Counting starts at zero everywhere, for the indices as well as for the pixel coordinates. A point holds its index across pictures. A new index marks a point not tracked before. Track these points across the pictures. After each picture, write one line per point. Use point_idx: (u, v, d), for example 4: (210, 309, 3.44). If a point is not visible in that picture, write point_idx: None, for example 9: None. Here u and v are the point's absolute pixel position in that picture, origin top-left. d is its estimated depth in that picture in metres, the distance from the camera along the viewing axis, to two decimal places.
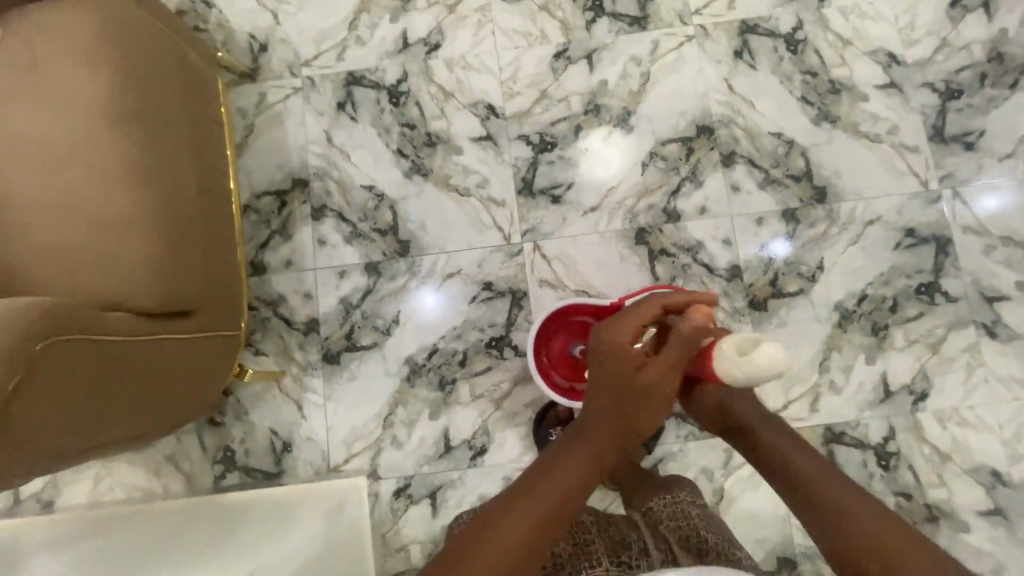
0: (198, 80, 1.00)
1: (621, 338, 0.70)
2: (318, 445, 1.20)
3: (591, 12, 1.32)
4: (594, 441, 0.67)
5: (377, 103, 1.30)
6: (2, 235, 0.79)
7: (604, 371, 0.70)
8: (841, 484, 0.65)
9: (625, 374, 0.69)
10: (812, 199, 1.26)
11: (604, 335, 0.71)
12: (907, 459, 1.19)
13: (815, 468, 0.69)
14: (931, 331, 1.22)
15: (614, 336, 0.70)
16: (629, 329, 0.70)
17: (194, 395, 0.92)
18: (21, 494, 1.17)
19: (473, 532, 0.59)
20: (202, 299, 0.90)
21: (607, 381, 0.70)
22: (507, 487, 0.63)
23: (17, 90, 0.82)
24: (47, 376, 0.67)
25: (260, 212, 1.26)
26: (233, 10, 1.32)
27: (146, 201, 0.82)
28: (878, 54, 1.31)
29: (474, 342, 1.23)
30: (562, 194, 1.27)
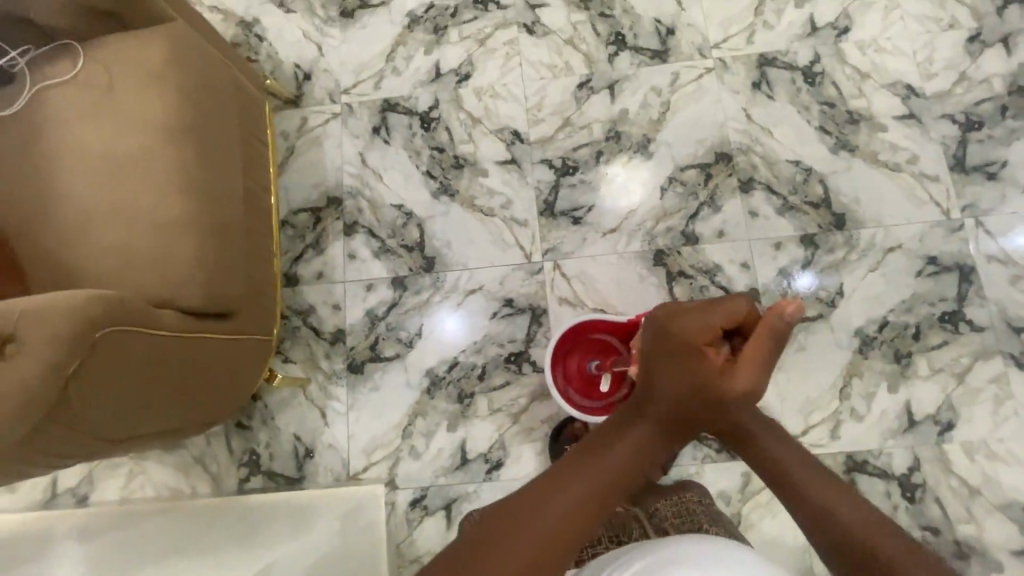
0: (250, 104, 1.09)
1: (704, 330, 0.66)
2: (339, 452, 1.23)
3: (614, 46, 1.39)
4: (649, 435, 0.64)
5: (409, 128, 1.38)
6: (71, 236, 0.87)
7: (678, 367, 0.66)
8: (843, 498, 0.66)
9: (706, 368, 0.66)
10: (831, 225, 1.27)
11: (678, 334, 0.66)
12: (934, 492, 1.15)
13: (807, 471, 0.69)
14: (956, 360, 1.20)
15: (688, 336, 0.66)
16: (706, 331, 0.66)
17: (226, 393, 0.98)
18: (57, 488, 1.22)
19: (500, 517, 0.57)
20: (242, 303, 0.97)
21: (678, 376, 0.66)
22: (541, 474, 0.61)
23: (93, 107, 0.91)
24: (99, 364, 0.72)
25: (297, 226, 1.34)
26: (282, 43, 1.44)
27: (197, 210, 0.89)
28: (896, 86, 1.33)
29: (493, 357, 1.26)
30: (583, 216, 1.31)
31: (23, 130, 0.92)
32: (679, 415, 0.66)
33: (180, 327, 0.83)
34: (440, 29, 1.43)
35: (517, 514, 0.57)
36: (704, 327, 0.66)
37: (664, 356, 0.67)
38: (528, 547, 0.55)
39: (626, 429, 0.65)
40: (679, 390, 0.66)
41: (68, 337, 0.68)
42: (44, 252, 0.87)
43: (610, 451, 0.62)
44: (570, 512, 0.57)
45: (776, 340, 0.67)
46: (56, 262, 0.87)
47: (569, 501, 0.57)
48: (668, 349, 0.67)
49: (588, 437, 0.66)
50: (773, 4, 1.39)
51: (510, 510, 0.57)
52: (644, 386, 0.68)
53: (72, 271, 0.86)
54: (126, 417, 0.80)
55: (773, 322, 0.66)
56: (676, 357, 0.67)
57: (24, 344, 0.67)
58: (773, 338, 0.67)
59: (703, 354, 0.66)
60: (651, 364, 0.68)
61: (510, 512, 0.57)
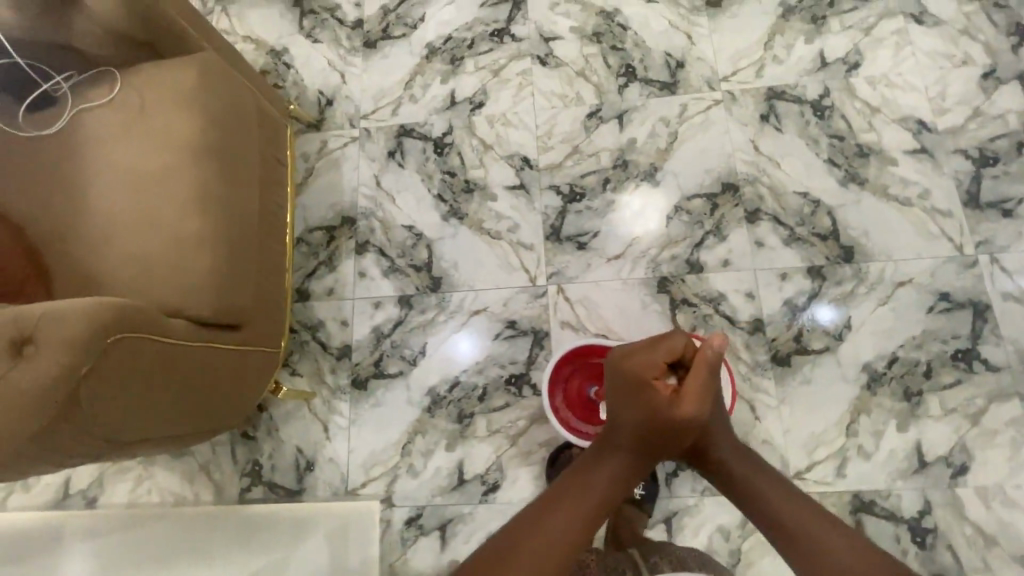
0: (271, 126, 1.15)
1: (649, 367, 0.81)
2: (339, 467, 1.25)
3: (624, 78, 1.43)
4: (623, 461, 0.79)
5: (423, 153, 1.43)
6: (96, 246, 0.93)
7: (635, 401, 0.80)
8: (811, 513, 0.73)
9: (657, 402, 0.79)
10: (839, 257, 1.26)
11: (630, 372, 0.81)
12: (946, 538, 1.11)
13: (778, 493, 0.76)
14: (970, 401, 1.16)
15: (638, 371, 0.80)
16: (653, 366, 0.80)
17: (232, 402, 1.01)
18: (69, 489, 1.26)
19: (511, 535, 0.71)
20: (252, 314, 1.01)
21: (636, 407, 0.80)
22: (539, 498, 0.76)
23: (125, 128, 0.98)
24: (110, 369, 0.76)
25: (311, 244, 1.39)
26: (308, 70, 1.52)
27: (214, 226, 0.94)
28: (908, 121, 1.33)
29: (494, 378, 1.27)
30: (588, 241, 1.33)
31: (58, 147, 0.98)
32: (643, 444, 0.80)
33: (188, 337, 0.87)
34: (457, 60, 1.49)
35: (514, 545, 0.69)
36: (650, 363, 0.81)
37: (622, 393, 0.82)
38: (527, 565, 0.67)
39: (603, 461, 0.79)
40: (640, 422, 0.79)
41: (81, 342, 0.72)
42: (71, 260, 0.93)
43: (590, 481, 0.77)
44: (560, 537, 0.70)
45: (711, 367, 0.79)
46: (81, 269, 0.92)
47: (558, 527, 0.71)
48: (626, 387, 0.81)
49: (575, 465, 0.81)
50: (783, 40, 1.41)
51: (508, 541, 0.70)
52: (612, 423, 0.83)
53: (95, 279, 0.91)
54: (132, 421, 0.83)
55: (708, 354, 0.78)
56: (630, 393, 0.81)
57: (40, 346, 0.71)
58: (711, 367, 0.78)
59: (652, 385, 0.80)
60: (614, 402, 0.84)
61: (509, 545, 0.70)
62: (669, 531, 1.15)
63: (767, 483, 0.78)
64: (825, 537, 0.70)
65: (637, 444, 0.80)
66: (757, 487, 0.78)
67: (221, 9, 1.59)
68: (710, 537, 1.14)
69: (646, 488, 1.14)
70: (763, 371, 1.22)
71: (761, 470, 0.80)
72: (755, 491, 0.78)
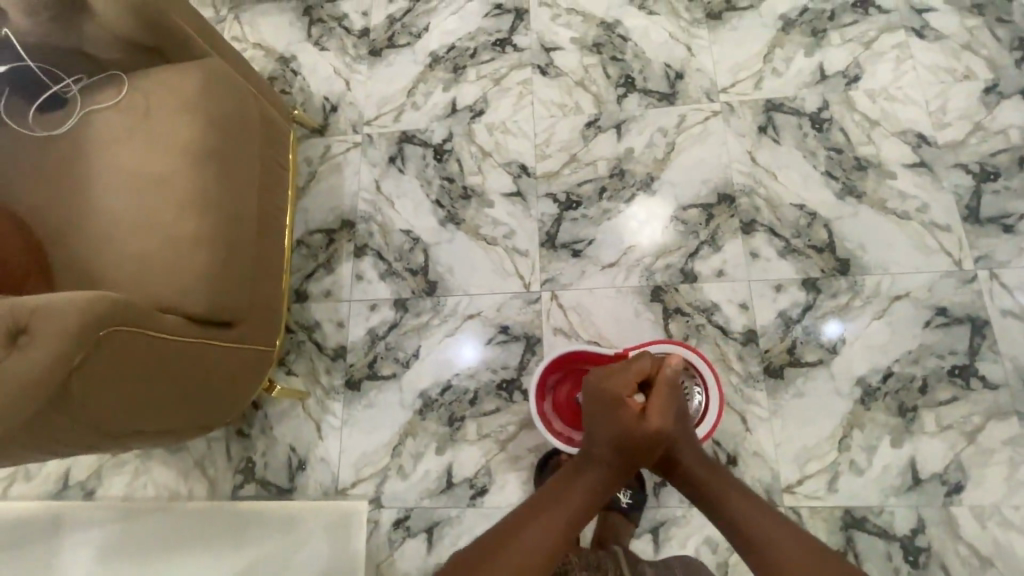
0: (273, 131, 1.19)
1: (621, 386, 0.85)
2: (330, 466, 1.26)
3: (623, 88, 1.44)
4: (598, 474, 0.82)
5: (423, 159, 1.45)
6: (99, 242, 0.96)
7: (608, 417, 0.84)
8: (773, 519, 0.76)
9: (627, 418, 0.83)
10: (835, 270, 1.25)
11: (604, 390, 0.85)
12: (940, 557, 1.08)
13: (741, 501, 0.80)
14: (967, 418, 1.14)
15: (610, 390, 0.85)
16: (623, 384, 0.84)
17: (225, 398, 1.04)
18: (68, 481, 1.28)
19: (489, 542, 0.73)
20: (247, 313, 1.04)
21: (609, 424, 0.83)
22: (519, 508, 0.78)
23: (131, 130, 1.01)
24: (101, 362, 0.79)
25: (311, 246, 1.42)
26: (314, 77, 1.56)
27: (212, 226, 0.97)
28: (907, 134, 1.33)
29: (485, 382, 1.28)
30: (583, 249, 1.34)
31: (67, 146, 1.02)
32: (618, 458, 0.83)
33: (182, 332, 0.89)
34: (459, 68, 1.52)
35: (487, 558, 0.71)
36: (623, 383, 0.85)
37: (596, 412, 0.86)
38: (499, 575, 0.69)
39: (580, 474, 0.82)
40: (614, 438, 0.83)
41: (75, 332, 0.74)
42: (73, 256, 0.96)
43: (565, 495, 0.79)
44: (533, 549, 0.72)
45: (671, 386, 0.86)
46: (84, 263, 0.95)
47: (532, 538, 0.73)
48: (600, 405, 0.85)
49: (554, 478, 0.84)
50: (782, 52, 1.42)
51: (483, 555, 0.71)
52: (589, 440, 0.86)
53: (95, 275, 0.94)
54: (125, 413, 0.86)
55: (668, 373, 0.85)
56: (604, 410, 0.84)
57: (34, 336, 0.73)
58: (671, 386, 0.86)
59: (623, 403, 0.84)
60: (591, 419, 0.87)
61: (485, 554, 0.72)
62: (656, 542, 1.14)
63: (737, 495, 0.81)
64: (782, 542, 0.73)
65: (612, 458, 0.83)
66: (727, 498, 0.81)
67: (233, 17, 1.64)
68: (698, 549, 1.13)
69: (633, 496, 1.14)
70: (755, 382, 1.21)
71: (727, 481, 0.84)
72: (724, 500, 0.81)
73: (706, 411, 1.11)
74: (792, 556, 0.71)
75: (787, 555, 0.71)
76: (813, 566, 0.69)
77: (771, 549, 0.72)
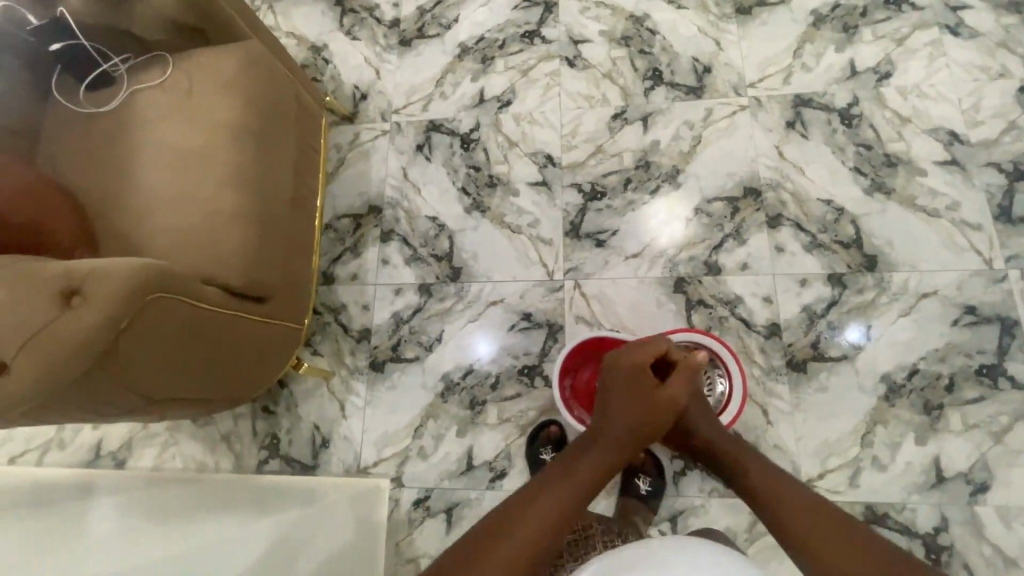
0: (307, 115, 1.22)
1: (649, 354, 0.90)
2: (353, 445, 1.29)
3: (650, 81, 1.45)
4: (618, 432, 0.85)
5: (450, 147, 1.48)
6: (139, 214, 0.99)
7: (631, 381, 0.89)
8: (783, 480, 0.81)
9: (649, 384, 0.89)
10: (861, 266, 1.25)
11: (630, 357, 0.90)
12: (963, 556, 1.07)
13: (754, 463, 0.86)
14: (994, 417, 1.13)
15: (637, 357, 0.90)
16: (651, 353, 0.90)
17: (254, 370, 1.07)
18: (100, 450, 1.33)
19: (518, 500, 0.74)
20: (279, 289, 1.07)
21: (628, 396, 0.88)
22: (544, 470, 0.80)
23: (174, 108, 1.05)
24: (144, 325, 0.81)
25: (338, 230, 1.44)
26: (344, 66, 1.59)
27: (249, 202, 1.00)
28: (939, 132, 1.31)
29: (507, 368, 1.30)
30: (606, 239, 1.35)
31: (113, 122, 1.05)
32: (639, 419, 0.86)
33: (219, 304, 0.92)
34: (487, 59, 1.53)
35: (510, 522, 0.71)
36: (650, 354, 0.91)
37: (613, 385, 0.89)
38: (520, 543, 0.69)
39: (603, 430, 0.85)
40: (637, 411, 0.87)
41: (122, 295, 0.77)
42: (116, 227, 0.99)
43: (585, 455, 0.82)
44: (555, 507, 0.73)
45: (692, 369, 0.93)
46: (125, 234, 0.98)
47: (552, 499, 0.74)
48: (625, 370, 0.89)
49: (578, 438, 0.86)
50: (812, 48, 1.42)
51: (511, 509, 0.73)
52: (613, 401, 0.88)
53: (136, 245, 0.97)
54: (163, 377, 0.89)
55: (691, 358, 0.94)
56: (631, 376, 0.89)
57: (86, 296, 0.76)
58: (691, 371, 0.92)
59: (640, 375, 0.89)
60: (614, 383, 0.90)
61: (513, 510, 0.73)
62: (674, 530, 1.15)
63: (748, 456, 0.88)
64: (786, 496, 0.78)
65: (636, 419, 0.86)
66: (740, 463, 0.88)
67: (268, 7, 1.68)
68: None
69: (652, 484, 1.14)
70: (778, 375, 1.21)
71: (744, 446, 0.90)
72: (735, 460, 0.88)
73: (729, 401, 1.11)
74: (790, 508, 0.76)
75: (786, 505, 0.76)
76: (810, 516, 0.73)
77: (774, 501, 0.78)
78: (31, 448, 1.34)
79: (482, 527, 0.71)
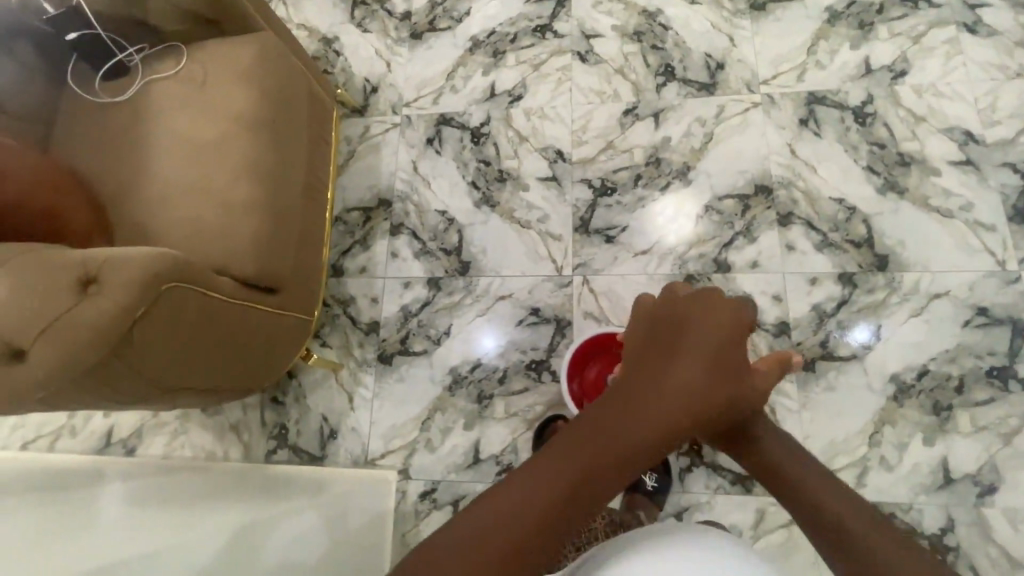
0: (319, 110, 1.23)
1: (733, 322, 0.68)
2: (360, 436, 1.30)
3: (662, 77, 1.44)
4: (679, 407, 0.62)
5: (460, 141, 1.47)
6: (152, 204, 0.99)
7: (707, 347, 0.66)
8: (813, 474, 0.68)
9: (728, 357, 0.67)
10: (872, 265, 1.24)
11: (710, 319, 0.68)
12: (969, 558, 1.07)
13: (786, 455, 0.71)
14: (1004, 420, 1.13)
15: (719, 320, 0.68)
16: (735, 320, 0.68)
17: (265, 361, 1.08)
18: (112, 438, 1.36)
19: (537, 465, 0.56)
20: (290, 281, 1.07)
21: (688, 361, 0.65)
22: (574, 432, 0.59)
23: (188, 99, 1.05)
24: (159, 315, 0.82)
25: (348, 223, 1.45)
26: (356, 58, 1.59)
27: (261, 193, 1.01)
28: (954, 131, 1.30)
29: (514, 362, 1.30)
30: (616, 235, 1.35)
31: (128, 111, 1.06)
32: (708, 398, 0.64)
33: (232, 295, 0.93)
34: (499, 53, 1.53)
35: (505, 503, 0.54)
36: (735, 321, 0.69)
37: (658, 345, 0.67)
38: (511, 532, 0.53)
39: (664, 397, 0.62)
40: (696, 384, 0.63)
41: (138, 285, 0.78)
42: (130, 217, 1.00)
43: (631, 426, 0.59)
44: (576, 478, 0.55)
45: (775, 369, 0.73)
46: (138, 225, 0.99)
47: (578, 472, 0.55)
48: (702, 332, 0.67)
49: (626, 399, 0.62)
50: (827, 45, 1.40)
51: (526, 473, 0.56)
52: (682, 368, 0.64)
53: (149, 233, 0.98)
54: (176, 366, 0.90)
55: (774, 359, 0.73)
56: (706, 340, 0.67)
57: (103, 285, 0.77)
58: (774, 364, 0.74)
59: (702, 338, 0.67)
60: (685, 344, 0.67)
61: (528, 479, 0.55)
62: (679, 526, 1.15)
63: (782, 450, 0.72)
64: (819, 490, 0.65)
65: (703, 399, 0.63)
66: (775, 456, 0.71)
67: None
68: None
69: (658, 480, 1.15)
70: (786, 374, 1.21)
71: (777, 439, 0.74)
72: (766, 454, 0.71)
73: None
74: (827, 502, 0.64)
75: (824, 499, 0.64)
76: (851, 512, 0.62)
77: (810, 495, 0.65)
78: (44, 434, 1.37)
79: (485, 501, 0.55)
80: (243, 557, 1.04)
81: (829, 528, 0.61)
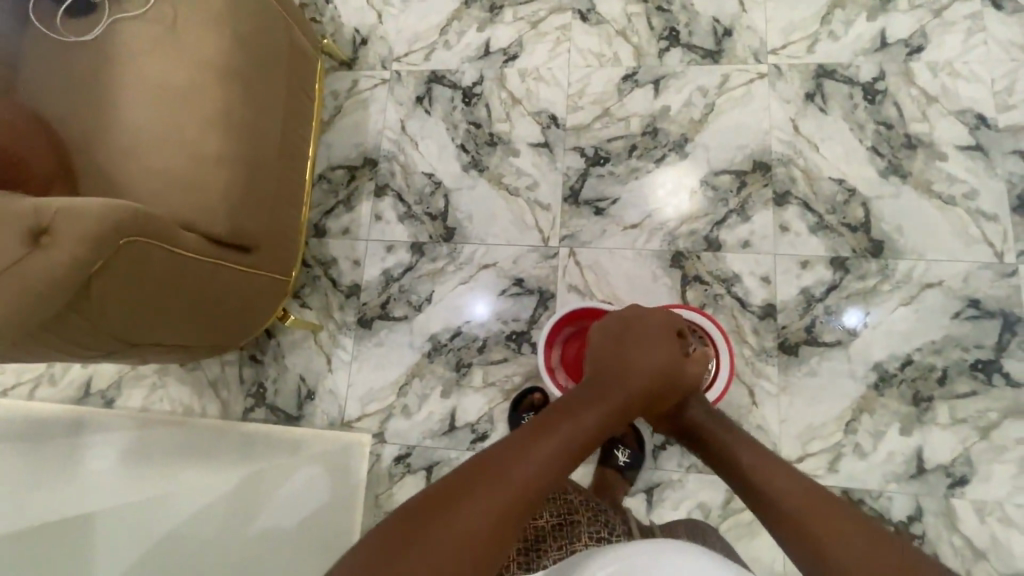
0: (301, 60, 1.17)
1: (666, 321, 0.91)
2: (337, 399, 1.30)
3: (665, 41, 1.37)
4: (629, 389, 0.79)
5: (451, 101, 1.41)
6: (122, 153, 0.95)
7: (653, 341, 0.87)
8: (771, 464, 0.73)
9: (672, 348, 0.87)
10: (866, 251, 1.21)
11: (650, 317, 0.91)
12: (933, 546, 1.08)
13: (749, 451, 0.77)
14: (984, 414, 1.12)
15: (656, 319, 0.91)
16: (667, 319, 0.91)
17: (237, 319, 1.06)
18: (89, 389, 1.33)
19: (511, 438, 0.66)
20: (264, 240, 1.04)
21: (634, 361, 0.83)
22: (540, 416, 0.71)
23: (160, 42, 0.99)
24: (117, 268, 0.80)
25: (331, 182, 1.40)
26: (345, 6, 1.50)
27: (234, 146, 0.97)
28: (966, 114, 1.24)
29: (495, 332, 1.29)
30: (606, 207, 1.31)
31: (96, 53, 1.00)
32: (654, 382, 0.82)
33: (200, 251, 0.90)
34: (496, 8, 1.44)
35: (480, 475, 0.60)
36: (669, 322, 0.91)
37: (608, 349, 0.86)
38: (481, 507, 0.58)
39: (621, 383, 0.80)
40: (641, 377, 0.81)
41: (92, 237, 0.75)
42: (97, 166, 0.95)
43: (592, 403, 0.75)
44: (548, 456, 0.64)
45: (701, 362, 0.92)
46: (106, 175, 0.95)
47: (545, 451, 0.65)
48: (647, 330, 0.89)
49: (587, 385, 0.78)
50: (842, 14, 1.32)
51: (501, 449, 0.64)
52: (640, 358, 0.84)
53: (117, 183, 0.94)
54: (144, 319, 0.88)
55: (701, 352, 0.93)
56: (654, 335, 0.88)
57: (56, 236, 0.74)
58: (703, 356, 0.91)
59: (637, 344, 0.86)
60: (635, 339, 0.87)
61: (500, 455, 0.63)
62: (648, 501, 1.16)
63: (743, 446, 0.78)
64: (777, 482, 0.70)
65: (650, 385, 0.81)
66: (735, 454, 0.78)
67: None
68: (688, 512, 1.15)
69: (631, 457, 1.15)
70: (768, 357, 1.19)
71: (735, 431, 0.82)
72: (734, 454, 0.78)
73: (715, 375, 1.09)
74: (789, 492, 0.68)
75: (786, 490, 0.68)
76: (804, 496, 0.66)
77: (769, 487, 0.70)
78: (21, 382, 1.33)
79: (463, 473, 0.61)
80: (229, 526, 1.14)
81: (787, 518, 0.65)
